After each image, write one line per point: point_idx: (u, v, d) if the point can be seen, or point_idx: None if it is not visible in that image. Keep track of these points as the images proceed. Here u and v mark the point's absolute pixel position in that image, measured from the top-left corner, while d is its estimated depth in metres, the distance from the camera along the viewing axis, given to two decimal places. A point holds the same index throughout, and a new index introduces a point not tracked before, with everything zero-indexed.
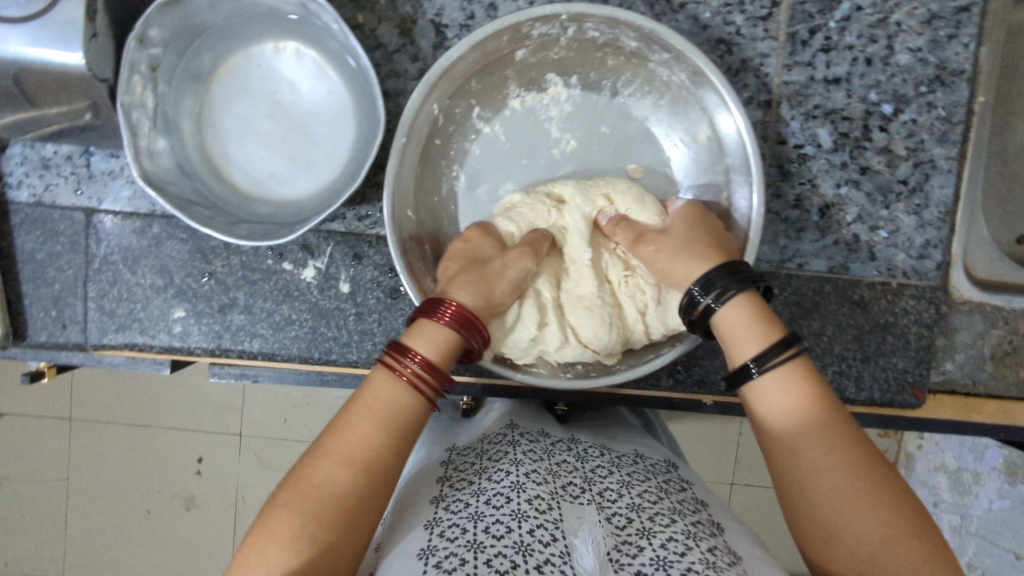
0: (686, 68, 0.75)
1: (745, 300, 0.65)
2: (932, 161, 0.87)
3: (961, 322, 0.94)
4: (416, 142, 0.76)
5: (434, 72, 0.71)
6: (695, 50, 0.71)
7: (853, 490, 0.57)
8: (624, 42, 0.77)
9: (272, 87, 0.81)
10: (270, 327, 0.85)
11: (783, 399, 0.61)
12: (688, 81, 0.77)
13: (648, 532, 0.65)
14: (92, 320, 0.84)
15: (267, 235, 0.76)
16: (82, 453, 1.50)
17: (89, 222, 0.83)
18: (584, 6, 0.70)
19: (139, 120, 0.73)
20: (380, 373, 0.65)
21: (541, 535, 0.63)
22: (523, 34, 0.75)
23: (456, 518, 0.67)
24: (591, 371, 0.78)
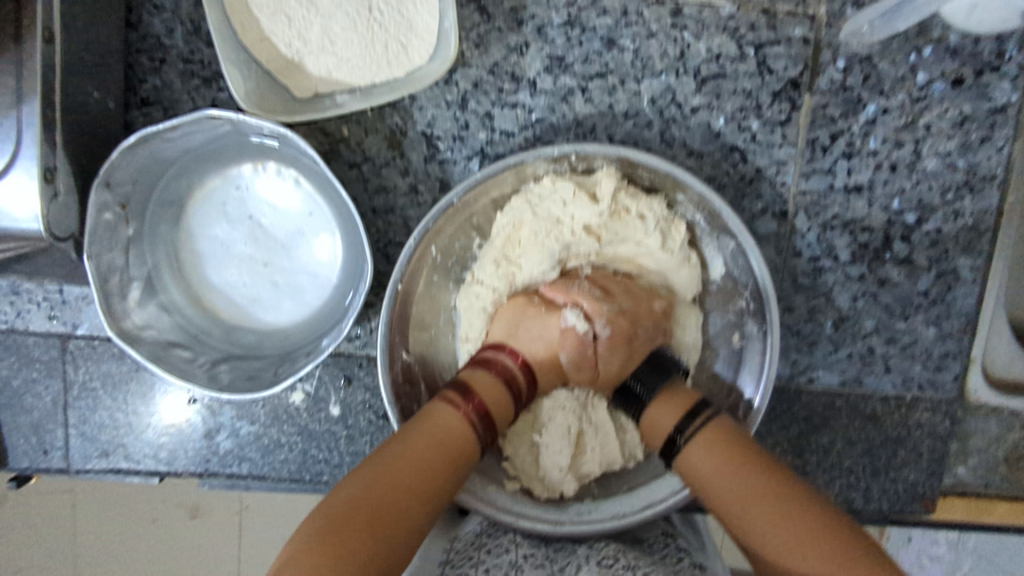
0: (702, 209, 0.74)
1: (700, 436, 0.63)
2: (955, 272, 0.82)
3: (977, 426, 0.90)
4: (415, 285, 0.76)
5: (434, 218, 0.71)
6: (713, 194, 0.70)
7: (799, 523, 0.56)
8: (640, 177, 0.75)
9: (251, 210, 0.75)
10: (259, 451, 0.82)
11: (704, 462, 0.62)
12: (707, 228, 0.75)
13: None
14: (74, 446, 0.81)
15: (252, 379, 0.72)
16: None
17: (64, 348, 0.79)
18: (593, 147, 0.71)
19: (110, 265, 0.68)
20: (439, 406, 0.65)
21: None
22: (527, 172, 0.74)
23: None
24: (596, 508, 0.77)
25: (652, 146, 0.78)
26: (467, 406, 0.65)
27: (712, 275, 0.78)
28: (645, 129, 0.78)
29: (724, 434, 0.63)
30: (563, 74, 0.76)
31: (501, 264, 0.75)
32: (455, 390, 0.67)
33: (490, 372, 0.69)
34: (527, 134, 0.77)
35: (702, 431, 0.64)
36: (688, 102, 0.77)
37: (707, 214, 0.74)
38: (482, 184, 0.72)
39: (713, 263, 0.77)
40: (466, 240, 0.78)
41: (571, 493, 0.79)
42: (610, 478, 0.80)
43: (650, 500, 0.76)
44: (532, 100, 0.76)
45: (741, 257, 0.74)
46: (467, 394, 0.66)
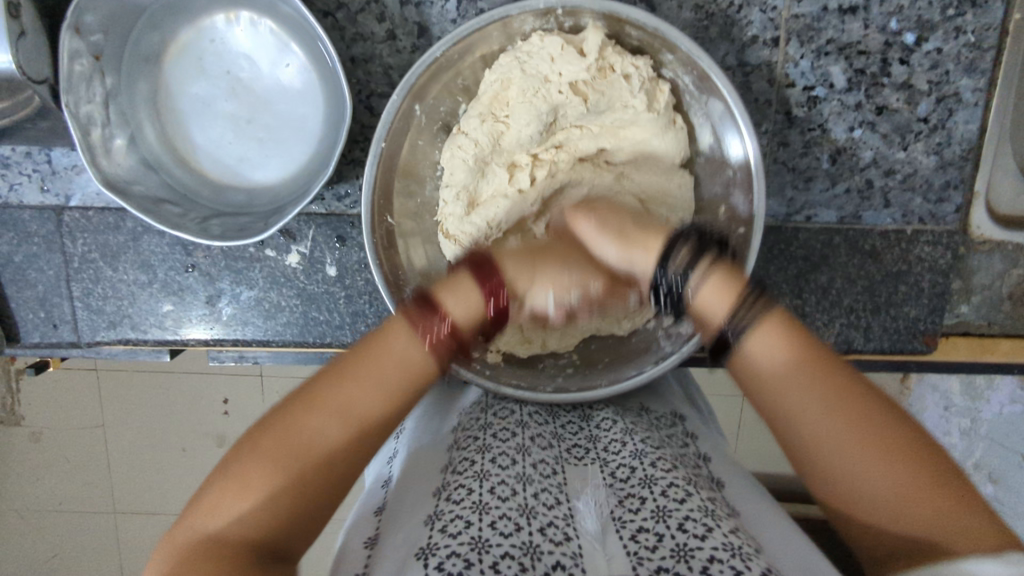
0: (691, 71, 0.69)
1: (766, 321, 0.53)
2: (956, 95, 0.80)
3: (980, 263, 0.88)
4: (387, 163, 0.72)
5: (408, 79, 0.67)
6: (701, 49, 0.65)
7: (846, 436, 0.47)
8: (629, 36, 0.70)
9: (228, 63, 0.74)
10: (261, 315, 0.83)
11: (765, 351, 0.52)
12: (693, 87, 0.70)
13: (650, 482, 0.63)
14: (81, 319, 0.83)
15: (242, 230, 0.72)
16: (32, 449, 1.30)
17: (60, 221, 0.80)
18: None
19: (90, 116, 0.68)
20: (397, 329, 0.56)
21: (545, 499, 0.63)
22: (513, 28, 0.70)
23: (461, 478, 0.64)
24: (575, 381, 0.80)
25: None
26: (432, 325, 0.56)
27: (702, 143, 0.74)
28: None
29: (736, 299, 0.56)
30: None
31: (486, 119, 0.72)
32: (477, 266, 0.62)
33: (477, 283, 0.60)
34: None
35: (763, 323, 0.53)
36: None
37: (696, 77, 0.69)
38: (463, 38, 0.67)
39: (703, 131, 0.73)
40: (453, 103, 0.76)
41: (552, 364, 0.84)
42: (590, 357, 0.84)
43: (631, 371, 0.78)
44: None
45: (727, 120, 0.69)
46: (434, 309, 0.57)
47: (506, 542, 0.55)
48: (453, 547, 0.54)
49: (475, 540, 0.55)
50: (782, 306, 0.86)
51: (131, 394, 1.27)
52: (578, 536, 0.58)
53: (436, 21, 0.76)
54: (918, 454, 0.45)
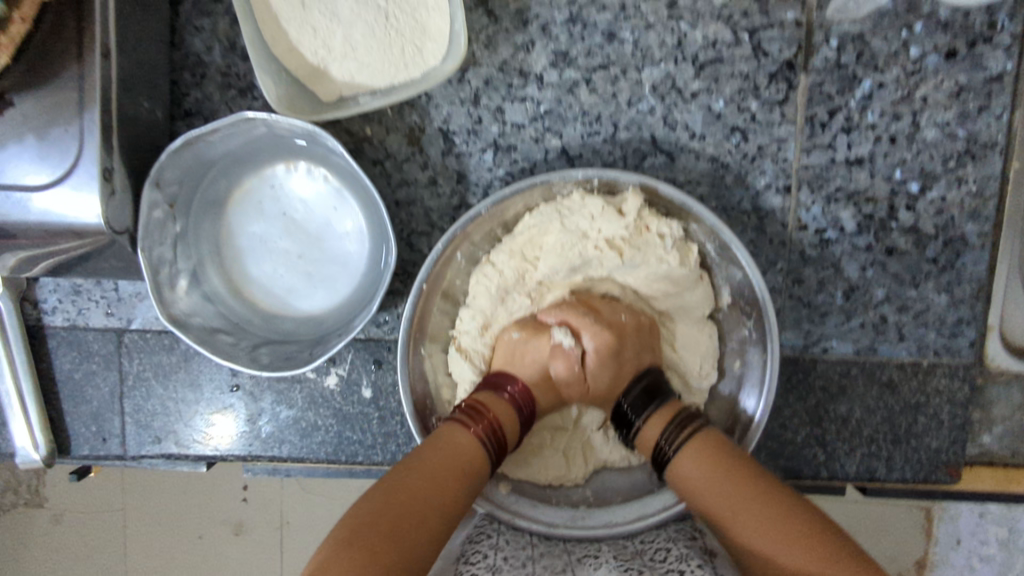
0: (715, 240, 0.78)
1: (694, 441, 0.70)
2: (963, 239, 0.84)
3: (997, 394, 0.89)
4: (431, 300, 0.81)
5: (456, 228, 0.76)
6: (725, 226, 0.74)
7: (793, 537, 0.58)
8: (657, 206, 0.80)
9: (285, 206, 0.82)
10: (297, 434, 0.87)
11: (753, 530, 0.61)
12: (716, 253, 0.79)
13: None
14: (130, 433, 0.88)
15: (289, 360, 0.78)
16: (58, 548, 1.32)
17: (120, 342, 0.86)
18: (615, 174, 0.75)
19: (160, 258, 0.76)
20: (454, 428, 0.70)
21: None
22: (554, 192, 0.79)
23: (472, 568, 0.71)
24: (591, 516, 0.82)
25: (655, 131, 0.83)
26: (480, 426, 0.70)
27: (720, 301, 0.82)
28: (648, 115, 0.82)
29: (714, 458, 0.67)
30: (568, 67, 0.82)
31: (516, 256, 0.79)
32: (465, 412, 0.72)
33: (497, 392, 0.75)
34: (536, 125, 0.83)
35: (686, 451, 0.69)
36: (688, 87, 0.82)
37: (718, 245, 0.78)
38: (509, 198, 0.77)
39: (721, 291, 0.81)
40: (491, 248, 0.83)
41: (566, 501, 0.85)
42: (605, 493, 0.86)
43: (643, 513, 0.81)
44: (539, 93, 0.82)
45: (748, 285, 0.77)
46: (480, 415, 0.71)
47: None
48: None
49: None
50: (802, 434, 0.88)
51: (161, 492, 1.29)
52: None
53: (473, 168, 0.83)
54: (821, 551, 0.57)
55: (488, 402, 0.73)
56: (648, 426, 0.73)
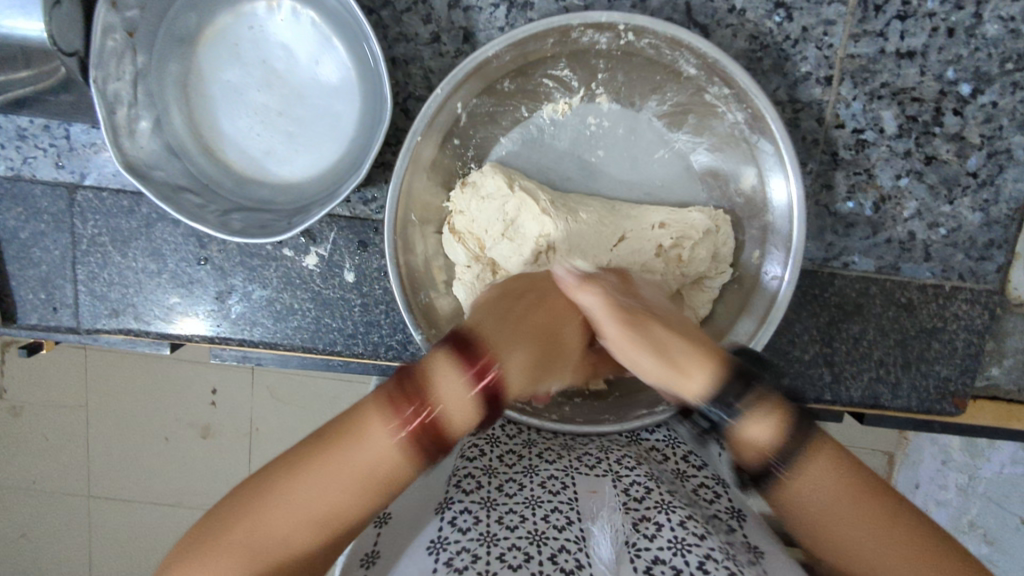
0: (745, 108, 0.69)
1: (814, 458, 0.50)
2: (1008, 152, 0.77)
3: (1015, 325, 0.85)
4: (426, 155, 0.72)
5: (462, 69, 0.66)
6: (758, 87, 0.65)
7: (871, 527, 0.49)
8: (682, 66, 0.70)
9: (265, 52, 0.71)
10: (271, 316, 0.80)
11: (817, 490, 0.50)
12: (746, 122, 0.70)
13: (670, 508, 0.62)
14: (83, 304, 0.79)
15: (264, 228, 0.69)
16: (7, 432, 1.25)
17: (72, 200, 0.77)
18: (643, 19, 0.65)
19: (117, 94, 0.66)
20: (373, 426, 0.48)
21: (555, 519, 0.60)
22: (570, 39, 0.69)
23: (468, 501, 0.63)
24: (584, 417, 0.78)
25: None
26: (407, 420, 0.48)
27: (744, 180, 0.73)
28: None
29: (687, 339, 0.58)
30: None
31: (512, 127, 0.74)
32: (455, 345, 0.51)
33: (460, 364, 0.50)
34: None
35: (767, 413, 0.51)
36: None
37: (749, 116, 0.69)
38: (521, 41, 0.67)
39: (744, 174, 0.73)
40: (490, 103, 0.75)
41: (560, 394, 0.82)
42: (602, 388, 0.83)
43: (640, 411, 0.79)
44: None
45: (778, 163, 0.68)
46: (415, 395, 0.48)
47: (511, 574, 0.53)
48: None
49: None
50: (810, 353, 0.83)
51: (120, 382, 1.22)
52: (590, 564, 0.55)
53: (483, 27, 0.73)
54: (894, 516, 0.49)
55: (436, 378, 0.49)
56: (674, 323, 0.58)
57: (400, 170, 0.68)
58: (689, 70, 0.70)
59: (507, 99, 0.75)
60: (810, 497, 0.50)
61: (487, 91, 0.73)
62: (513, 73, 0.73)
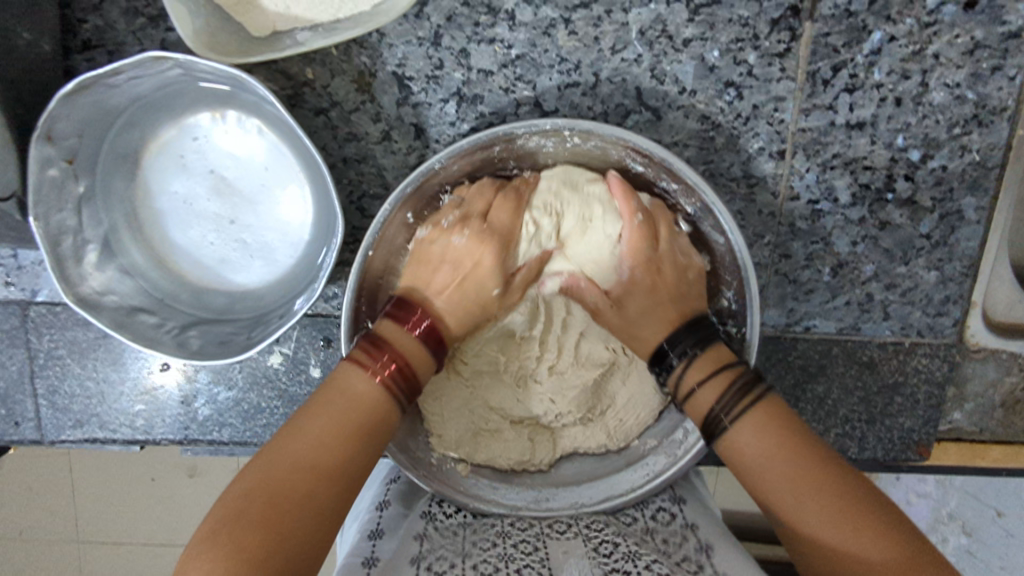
0: (694, 201, 0.70)
1: (753, 416, 0.61)
2: (960, 212, 0.79)
3: (973, 372, 0.86)
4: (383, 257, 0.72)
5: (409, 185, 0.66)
6: (707, 183, 0.66)
7: (808, 494, 0.57)
8: (630, 164, 0.72)
9: (212, 163, 0.70)
10: (238, 416, 0.79)
11: (756, 443, 0.60)
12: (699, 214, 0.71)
13: (634, 556, 0.66)
14: (46, 417, 0.78)
15: (223, 344, 0.69)
16: None
17: (26, 316, 0.75)
18: (590, 124, 0.66)
19: (61, 225, 0.65)
20: (351, 371, 0.63)
21: (528, 573, 0.65)
22: (516, 143, 0.70)
23: (444, 556, 0.68)
24: (551, 493, 0.77)
25: (640, 83, 0.73)
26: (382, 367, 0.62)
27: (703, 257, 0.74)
28: (633, 64, 0.73)
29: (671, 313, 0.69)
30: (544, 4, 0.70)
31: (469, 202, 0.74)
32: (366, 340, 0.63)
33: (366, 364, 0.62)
34: (506, 73, 0.72)
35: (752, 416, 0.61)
36: (680, 34, 0.72)
37: (700, 207, 0.69)
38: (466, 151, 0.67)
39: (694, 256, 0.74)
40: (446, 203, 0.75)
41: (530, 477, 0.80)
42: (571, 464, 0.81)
43: (618, 489, 0.76)
44: (511, 34, 0.71)
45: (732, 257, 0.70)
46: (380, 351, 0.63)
47: None
48: None
49: None
50: None
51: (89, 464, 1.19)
52: None
53: (434, 122, 0.73)
54: (859, 518, 0.55)
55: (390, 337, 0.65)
56: (692, 377, 0.65)
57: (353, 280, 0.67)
58: (635, 167, 0.72)
59: None
60: (745, 448, 0.61)
61: (435, 200, 0.73)
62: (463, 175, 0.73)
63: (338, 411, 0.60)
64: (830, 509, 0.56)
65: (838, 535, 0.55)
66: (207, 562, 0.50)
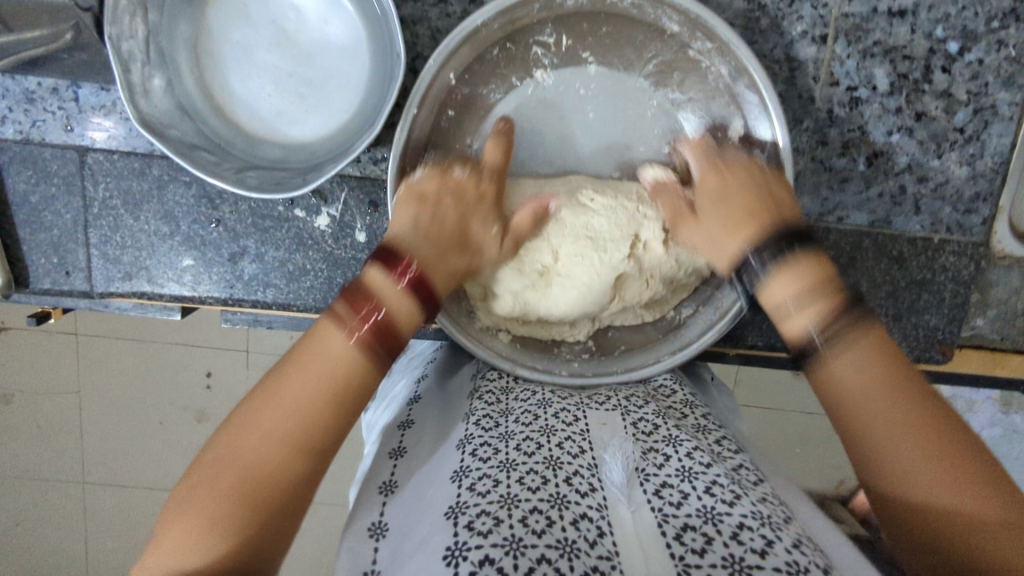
0: (727, 60, 0.73)
1: (859, 342, 0.56)
2: (994, 108, 0.81)
3: (998, 276, 0.88)
4: (427, 109, 0.74)
5: (456, 34, 0.69)
6: (737, 36, 0.70)
7: (892, 401, 0.53)
8: (665, 24, 0.75)
9: (272, 11, 0.72)
10: (283, 277, 0.81)
11: (840, 367, 0.56)
12: (732, 75, 0.74)
13: (675, 440, 0.66)
14: (97, 267, 0.80)
15: (279, 185, 0.71)
16: (7, 411, 1.24)
17: (83, 162, 0.77)
18: None
19: (131, 53, 0.67)
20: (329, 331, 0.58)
21: (569, 448, 0.65)
22: (555, 2, 0.74)
23: (487, 436, 0.67)
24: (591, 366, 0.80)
25: None
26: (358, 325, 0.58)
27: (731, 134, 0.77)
28: None
29: (754, 209, 0.65)
30: None
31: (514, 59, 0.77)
32: (384, 254, 0.63)
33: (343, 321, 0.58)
34: None
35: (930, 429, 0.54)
36: None
37: (733, 66, 0.73)
38: (511, 2, 0.70)
39: (732, 124, 0.77)
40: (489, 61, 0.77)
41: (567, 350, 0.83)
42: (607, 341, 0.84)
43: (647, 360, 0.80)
44: None
45: (761, 113, 0.73)
46: (363, 301, 0.59)
47: (533, 496, 0.58)
48: (482, 508, 0.57)
49: (504, 498, 0.57)
50: None
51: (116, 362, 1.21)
52: (603, 487, 0.61)
53: None
54: (942, 438, 0.51)
55: (332, 328, 0.59)
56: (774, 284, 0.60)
57: (407, 125, 0.71)
58: (671, 27, 0.75)
59: (498, 64, 0.78)
60: (839, 374, 0.56)
61: (477, 61, 0.76)
62: (503, 40, 0.76)
63: (298, 397, 0.55)
64: (917, 439, 0.51)
65: (918, 469, 0.50)
66: (181, 541, 0.49)
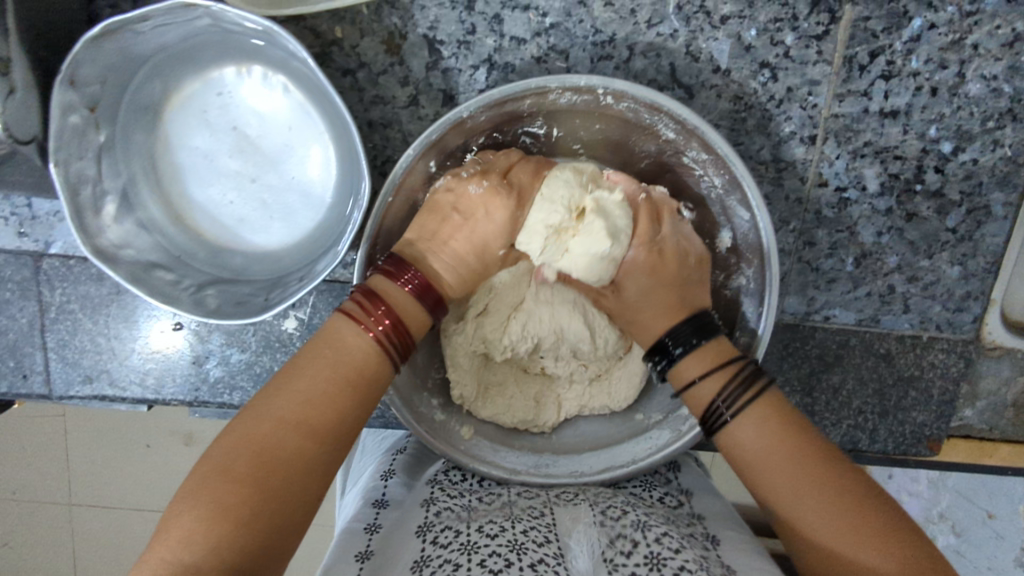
0: (723, 173, 0.67)
1: (746, 397, 0.58)
2: (987, 208, 0.77)
3: (988, 368, 0.84)
4: (398, 207, 0.69)
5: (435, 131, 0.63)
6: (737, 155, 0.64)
7: (819, 490, 0.53)
8: (661, 130, 0.69)
9: (235, 119, 0.69)
10: (250, 379, 0.78)
11: (755, 437, 0.57)
12: (722, 188, 0.69)
13: (643, 526, 0.60)
14: (55, 371, 0.77)
15: (241, 304, 0.68)
16: None
17: (38, 268, 0.74)
18: (624, 85, 0.63)
19: (81, 175, 0.63)
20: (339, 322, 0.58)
21: (534, 535, 0.59)
22: (548, 99, 0.67)
23: (448, 521, 0.62)
24: (554, 466, 0.73)
25: (676, 60, 0.72)
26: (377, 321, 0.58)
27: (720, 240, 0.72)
28: (668, 39, 0.71)
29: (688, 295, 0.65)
30: None
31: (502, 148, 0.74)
32: (391, 261, 0.62)
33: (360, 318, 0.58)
34: (539, 42, 0.71)
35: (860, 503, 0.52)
36: (718, 10, 0.71)
37: (727, 180, 0.67)
38: (498, 101, 0.65)
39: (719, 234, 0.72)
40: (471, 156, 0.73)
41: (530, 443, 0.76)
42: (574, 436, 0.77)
43: (620, 459, 0.73)
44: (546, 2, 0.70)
45: (755, 237, 0.67)
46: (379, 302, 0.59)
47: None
48: None
49: None
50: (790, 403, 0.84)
51: None
52: None
53: (463, 89, 0.72)
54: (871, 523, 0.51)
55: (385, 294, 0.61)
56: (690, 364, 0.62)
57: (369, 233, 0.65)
58: (668, 134, 0.68)
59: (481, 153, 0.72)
60: (744, 437, 0.57)
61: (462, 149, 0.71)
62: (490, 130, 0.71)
63: (322, 374, 0.55)
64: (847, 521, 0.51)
65: (833, 537, 0.52)
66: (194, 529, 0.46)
